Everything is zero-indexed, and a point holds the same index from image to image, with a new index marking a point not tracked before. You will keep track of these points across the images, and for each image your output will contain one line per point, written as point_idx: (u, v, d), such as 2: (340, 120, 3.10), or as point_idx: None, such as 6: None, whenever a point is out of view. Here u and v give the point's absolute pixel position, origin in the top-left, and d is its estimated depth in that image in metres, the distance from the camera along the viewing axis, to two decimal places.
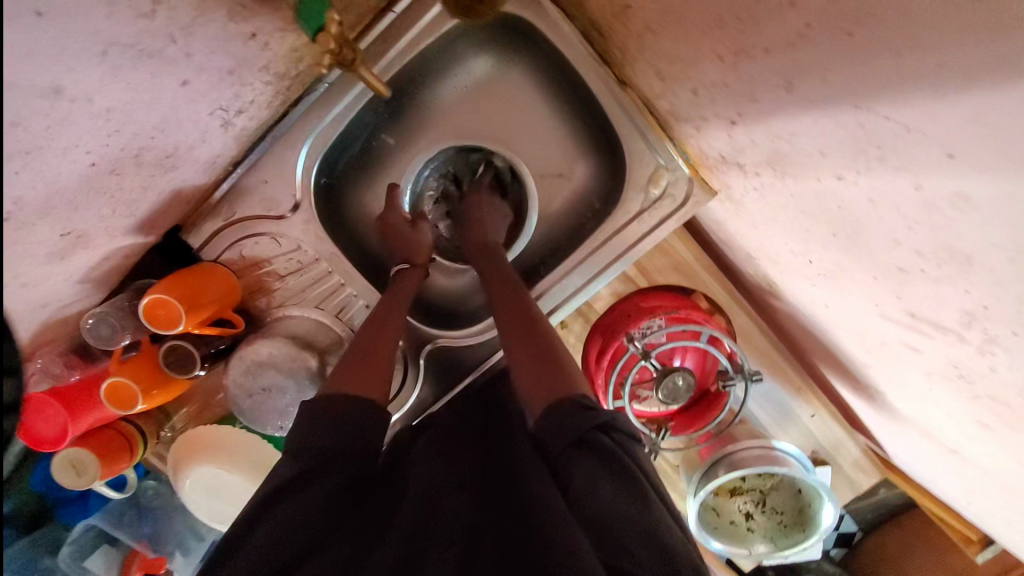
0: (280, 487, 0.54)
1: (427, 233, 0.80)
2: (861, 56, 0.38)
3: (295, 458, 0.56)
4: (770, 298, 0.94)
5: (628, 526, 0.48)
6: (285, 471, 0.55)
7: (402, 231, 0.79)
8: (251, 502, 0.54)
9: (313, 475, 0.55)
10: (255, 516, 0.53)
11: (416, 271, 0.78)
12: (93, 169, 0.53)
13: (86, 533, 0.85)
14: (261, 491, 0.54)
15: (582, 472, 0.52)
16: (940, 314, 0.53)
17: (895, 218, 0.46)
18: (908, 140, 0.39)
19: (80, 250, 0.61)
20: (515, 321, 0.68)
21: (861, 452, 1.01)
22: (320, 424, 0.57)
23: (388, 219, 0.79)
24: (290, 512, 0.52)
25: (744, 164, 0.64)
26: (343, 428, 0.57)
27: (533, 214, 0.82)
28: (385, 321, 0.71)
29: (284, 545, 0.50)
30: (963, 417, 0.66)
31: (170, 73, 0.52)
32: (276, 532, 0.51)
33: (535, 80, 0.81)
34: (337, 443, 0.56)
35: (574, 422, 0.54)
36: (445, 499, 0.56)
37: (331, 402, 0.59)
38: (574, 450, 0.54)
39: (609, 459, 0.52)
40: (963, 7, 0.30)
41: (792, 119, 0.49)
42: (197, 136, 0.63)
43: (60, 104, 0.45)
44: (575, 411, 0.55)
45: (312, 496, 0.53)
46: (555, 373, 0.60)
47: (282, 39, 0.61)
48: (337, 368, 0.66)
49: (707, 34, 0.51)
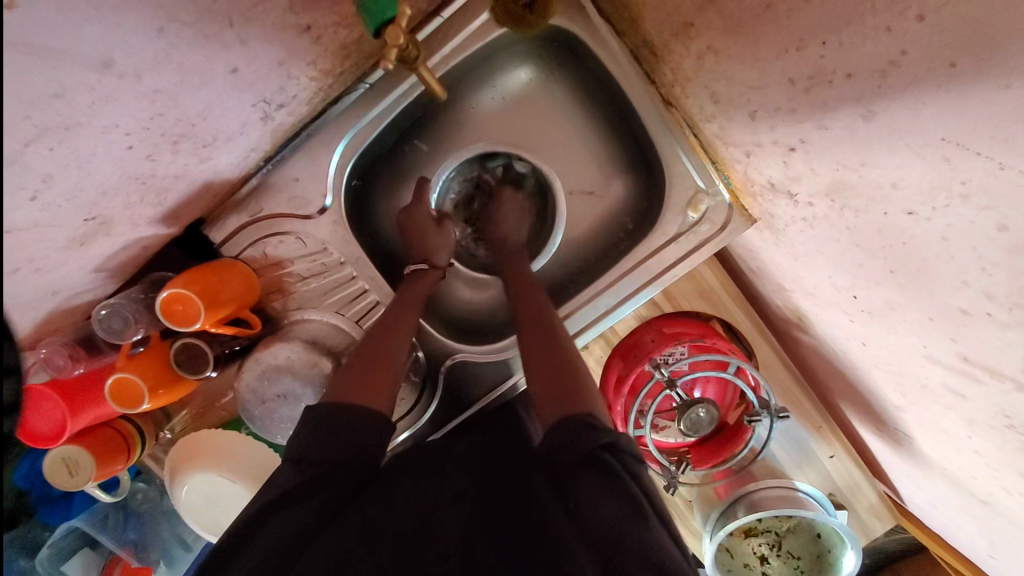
0: (270, 499, 0.52)
1: (449, 235, 0.79)
2: (957, 86, 0.37)
3: (289, 468, 0.54)
4: (796, 332, 0.91)
5: (633, 551, 0.46)
6: (278, 483, 0.53)
7: (424, 227, 0.77)
8: (243, 514, 0.52)
9: (304, 487, 0.52)
10: (246, 530, 0.51)
11: (434, 272, 0.77)
12: (129, 152, 0.50)
13: (67, 535, 0.79)
14: (249, 508, 0.52)
15: (587, 495, 0.50)
16: (996, 360, 0.50)
17: (967, 257, 0.45)
18: (1000, 178, 0.37)
19: (102, 237, 0.58)
20: (536, 339, 0.68)
21: (879, 496, 0.94)
22: (316, 433, 0.55)
23: (413, 214, 0.77)
24: (281, 525, 0.50)
25: (796, 193, 0.62)
26: (337, 435, 0.55)
27: (557, 233, 0.82)
28: (394, 324, 0.69)
29: (274, 556, 0.48)
30: (1004, 470, 0.61)
31: (222, 58, 0.50)
32: (268, 545, 0.49)
33: (576, 97, 0.79)
34: (330, 452, 0.54)
35: (581, 439, 0.53)
36: (441, 512, 0.55)
37: (324, 413, 0.56)
38: (582, 469, 0.52)
39: (615, 480, 0.50)
40: None
41: (865, 149, 0.47)
42: (236, 127, 0.61)
43: (107, 79, 0.42)
44: (585, 429, 0.54)
45: (303, 509, 0.51)
46: (571, 394, 0.59)
47: (334, 33, 0.60)
48: (342, 368, 0.64)
49: (784, 54, 0.50)
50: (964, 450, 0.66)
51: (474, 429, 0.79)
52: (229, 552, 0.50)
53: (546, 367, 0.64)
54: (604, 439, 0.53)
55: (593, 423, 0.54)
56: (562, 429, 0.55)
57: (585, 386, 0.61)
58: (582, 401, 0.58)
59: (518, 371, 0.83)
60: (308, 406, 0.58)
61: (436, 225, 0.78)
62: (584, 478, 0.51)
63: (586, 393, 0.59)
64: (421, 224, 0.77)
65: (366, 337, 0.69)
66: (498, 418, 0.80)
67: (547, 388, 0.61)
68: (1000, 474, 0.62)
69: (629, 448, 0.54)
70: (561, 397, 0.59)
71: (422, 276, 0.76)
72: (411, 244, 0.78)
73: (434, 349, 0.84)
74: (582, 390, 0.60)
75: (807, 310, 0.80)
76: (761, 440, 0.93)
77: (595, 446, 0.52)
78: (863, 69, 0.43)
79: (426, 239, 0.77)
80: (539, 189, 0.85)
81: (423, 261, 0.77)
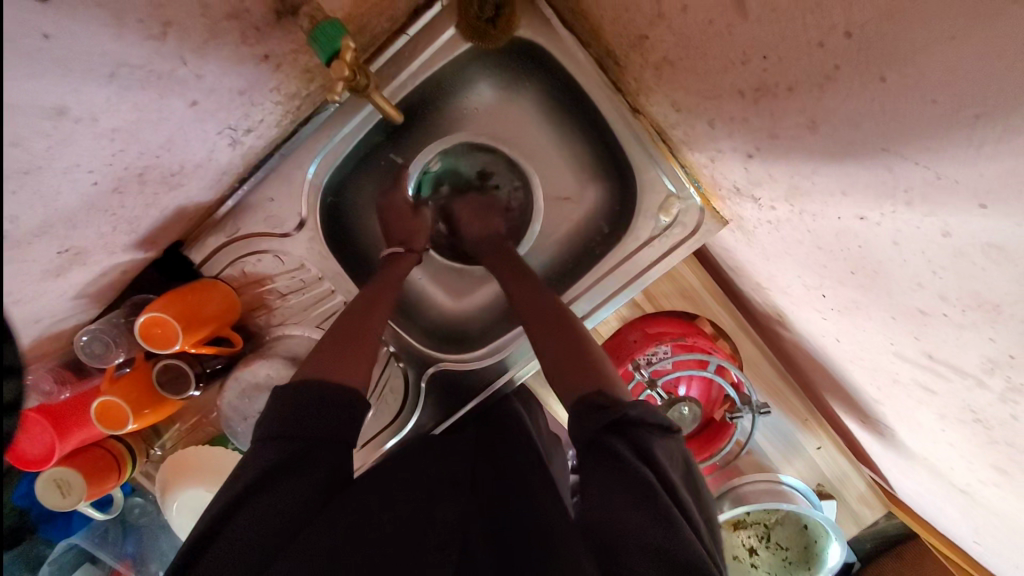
0: (248, 483, 0.49)
1: (426, 219, 0.79)
2: (886, 102, 0.38)
3: (269, 445, 0.52)
4: (777, 328, 0.91)
5: (631, 533, 0.46)
6: (259, 463, 0.51)
7: (402, 212, 0.78)
8: (217, 503, 0.50)
9: (290, 465, 0.51)
10: (225, 513, 0.48)
11: (411, 256, 0.76)
12: (95, 188, 0.52)
13: (67, 552, 0.81)
14: (235, 485, 0.50)
15: (592, 480, 0.51)
16: (958, 357, 0.50)
17: (920, 263, 0.45)
18: (938, 189, 0.37)
19: (78, 267, 0.60)
20: (540, 318, 0.68)
21: (867, 486, 0.94)
22: (298, 412, 0.54)
23: (400, 210, 0.77)
24: (266, 509, 0.48)
25: (760, 198, 0.63)
26: (323, 413, 0.54)
27: (536, 227, 0.84)
28: (374, 305, 0.69)
29: (258, 542, 0.47)
30: (975, 460, 0.61)
31: (179, 93, 0.52)
32: (250, 525, 0.47)
33: (546, 103, 0.79)
34: (318, 431, 0.53)
35: (586, 420, 0.53)
36: (439, 505, 0.55)
37: (305, 392, 0.55)
38: (588, 453, 0.53)
39: (614, 460, 0.50)
40: (982, 59, 0.30)
41: (813, 159, 0.49)
42: (203, 153, 0.62)
43: (63, 124, 0.43)
44: (600, 408, 0.54)
45: (289, 489, 0.50)
46: (583, 371, 0.60)
47: (293, 60, 0.62)
48: (314, 352, 0.63)
49: (731, 67, 0.51)
50: (941, 442, 0.65)
51: (470, 425, 0.81)
52: (213, 528, 0.48)
53: (555, 341, 0.65)
54: (611, 421, 0.53)
55: (600, 403, 0.55)
56: (576, 413, 0.56)
57: (599, 362, 0.61)
58: (594, 376, 0.59)
59: (514, 367, 0.83)
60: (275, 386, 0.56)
61: (413, 210, 0.78)
62: (590, 464, 0.52)
63: (597, 368, 0.60)
64: (399, 209, 0.78)
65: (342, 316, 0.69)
66: (492, 419, 0.80)
67: (561, 367, 0.62)
68: (975, 466, 0.62)
69: (636, 421, 0.53)
70: (573, 375, 0.60)
71: (399, 259, 0.76)
72: (390, 228, 0.78)
73: (417, 359, 0.85)
74: (593, 365, 0.61)
75: (784, 307, 0.80)
76: (745, 433, 0.93)
77: (600, 430, 0.53)
78: (804, 83, 0.44)
79: (403, 222, 0.78)
80: (523, 186, 0.85)
81: (400, 245, 0.77)
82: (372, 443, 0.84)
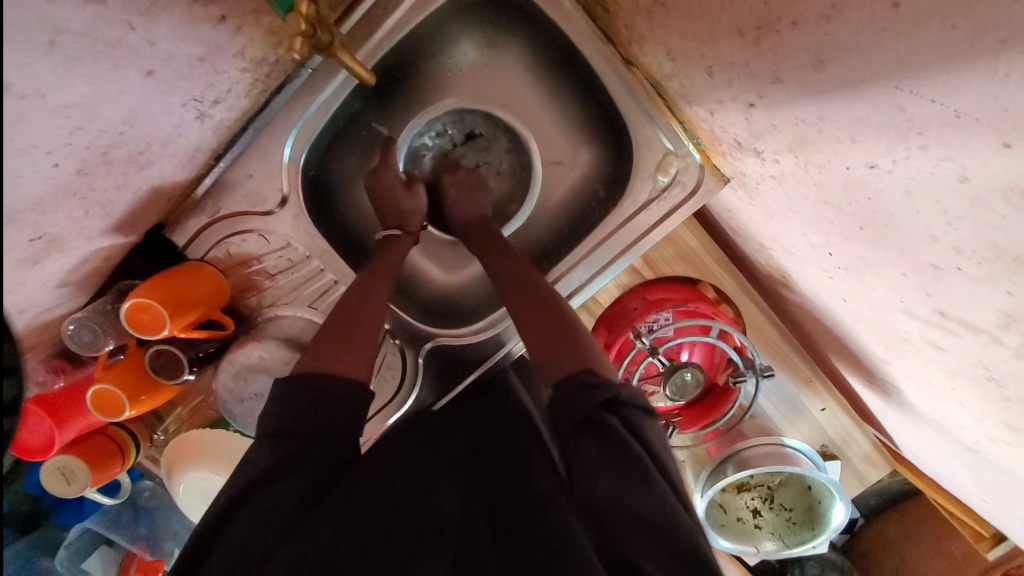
0: (250, 480, 0.47)
1: (421, 198, 0.76)
2: (899, 31, 0.34)
3: (271, 442, 0.49)
4: (782, 289, 0.88)
5: (624, 508, 0.45)
6: (256, 461, 0.48)
7: (395, 191, 0.74)
8: (219, 498, 0.48)
9: (288, 464, 0.48)
10: (227, 511, 0.47)
11: (407, 238, 0.74)
12: (57, 171, 0.49)
13: (82, 536, 0.82)
14: (233, 484, 0.48)
15: (581, 459, 0.48)
16: (972, 314, 0.47)
17: (934, 214, 0.41)
18: (956, 128, 0.34)
19: (55, 255, 0.58)
20: (525, 297, 0.64)
21: (872, 445, 0.93)
22: (297, 408, 0.50)
23: (380, 182, 0.73)
24: (265, 507, 0.47)
25: (762, 150, 0.60)
26: (321, 413, 0.51)
27: (534, 183, 0.78)
28: (369, 295, 0.66)
29: (254, 542, 0.45)
30: (985, 417, 0.59)
31: (134, 63, 0.49)
32: (251, 524, 0.46)
33: (534, 60, 0.75)
34: (314, 429, 0.50)
35: (578, 401, 0.50)
36: (437, 484, 0.55)
37: (307, 385, 0.52)
38: (579, 432, 0.49)
39: (609, 444, 0.47)
40: None
41: (819, 103, 0.45)
42: (171, 129, 0.59)
43: (8, 102, 0.40)
44: (582, 387, 0.50)
45: (285, 491, 0.47)
46: (567, 350, 0.56)
47: (256, 21, 0.58)
48: (312, 343, 0.60)
49: (730, 4, 0.47)
50: (950, 401, 0.63)
51: (468, 399, 0.83)
52: (212, 530, 0.47)
53: (540, 320, 0.61)
54: (602, 397, 0.49)
55: (588, 380, 0.50)
56: (557, 395, 0.51)
57: (584, 340, 0.58)
58: (579, 355, 0.55)
59: (513, 339, 0.82)
60: (278, 375, 0.53)
61: (407, 189, 0.75)
62: (584, 440, 0.48)
63: (583, 348, 0.56)
64: (391, 195, 0.74)
65: (334, 311, 0.66)
66: (491, 394, 0.79)
67: (543, 345, 0.58)
68: (985, 423, 0.60)
69: (627, 401, 0.50)
70: (558, 355, 0.56)
71: (395, 242, 0.73)
72: (382, 211, 0.75)
73: (413, 335, 0.84)
74: (576, 345, 0.57)
75: (789, 267, 0.77)
76: (749, 397, 0.92)
77: (593, 408, 0.49)
78: (808, 14, 0.40)
79: (398, 201, 0.74)
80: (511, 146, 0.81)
81: (397, 226, 0.74)
82: (373, 420, 0.83)
